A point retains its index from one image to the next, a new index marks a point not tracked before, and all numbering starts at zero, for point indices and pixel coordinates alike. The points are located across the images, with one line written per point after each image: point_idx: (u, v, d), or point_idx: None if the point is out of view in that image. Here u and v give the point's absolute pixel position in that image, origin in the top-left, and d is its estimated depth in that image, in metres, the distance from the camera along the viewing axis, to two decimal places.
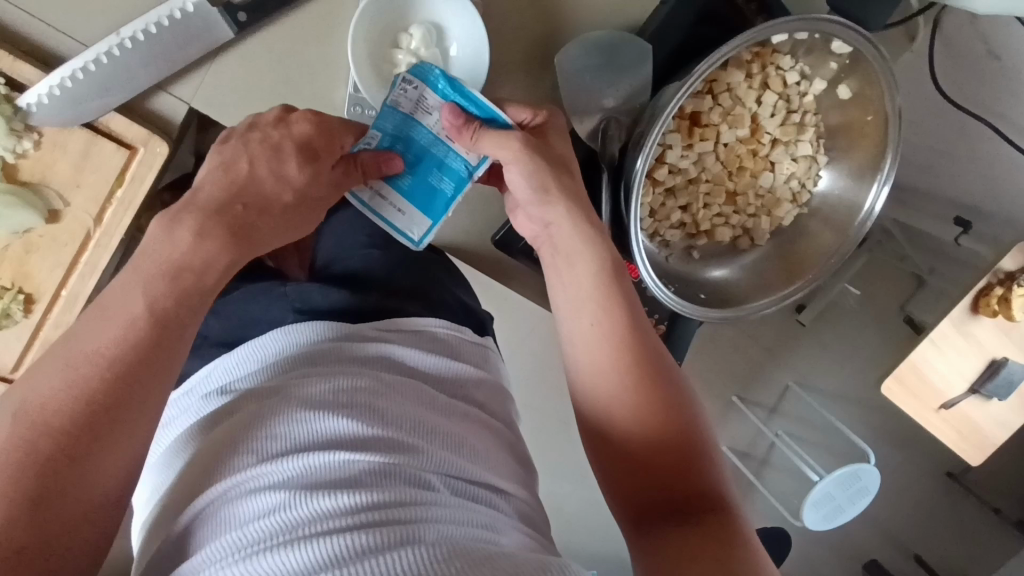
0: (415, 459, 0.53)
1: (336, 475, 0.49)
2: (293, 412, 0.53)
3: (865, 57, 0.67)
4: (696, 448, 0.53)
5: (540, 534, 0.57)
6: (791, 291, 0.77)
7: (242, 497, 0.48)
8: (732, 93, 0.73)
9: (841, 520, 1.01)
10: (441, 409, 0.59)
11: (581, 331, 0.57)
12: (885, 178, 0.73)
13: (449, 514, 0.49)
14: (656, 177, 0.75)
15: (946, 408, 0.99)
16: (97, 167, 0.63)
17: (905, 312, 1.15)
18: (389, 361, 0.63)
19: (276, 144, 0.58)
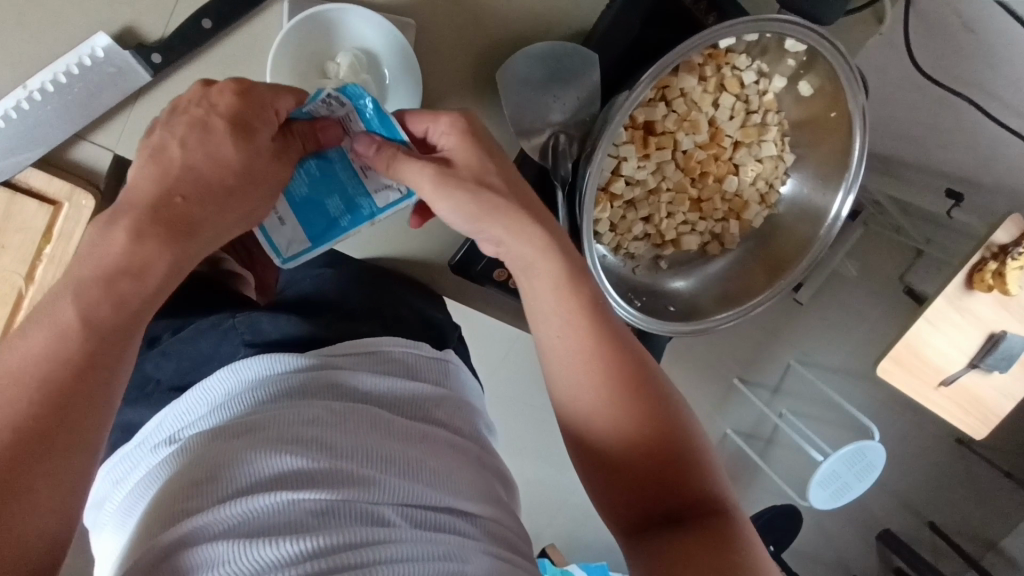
0: (369, 492, 0.48)
1: (282, 519, 0.44)
2: (240, 453, 0.48)
3: (821, 53, 0.64)
4: (688, 451, 0.52)
5: (514, 556, 0.52)
6: (757, 304, 0.75)
7: (178, 553, 0.43)
8: (687, 98, 0.69)
9: (848, 497, 1.00)
10: (399, 430, 0.53)
11: (557, 346, 0.54)
12: (851, 184, 0.71)
13: (407, 551, 0.45)
14: (613, 190, 0.71)
15: (945, 385, 0.95)
16: (20, 226, 0.60)
17: (903, 282, 1.11)
18: (345, 388, 0.57)
19: (210, 124, 0.47)
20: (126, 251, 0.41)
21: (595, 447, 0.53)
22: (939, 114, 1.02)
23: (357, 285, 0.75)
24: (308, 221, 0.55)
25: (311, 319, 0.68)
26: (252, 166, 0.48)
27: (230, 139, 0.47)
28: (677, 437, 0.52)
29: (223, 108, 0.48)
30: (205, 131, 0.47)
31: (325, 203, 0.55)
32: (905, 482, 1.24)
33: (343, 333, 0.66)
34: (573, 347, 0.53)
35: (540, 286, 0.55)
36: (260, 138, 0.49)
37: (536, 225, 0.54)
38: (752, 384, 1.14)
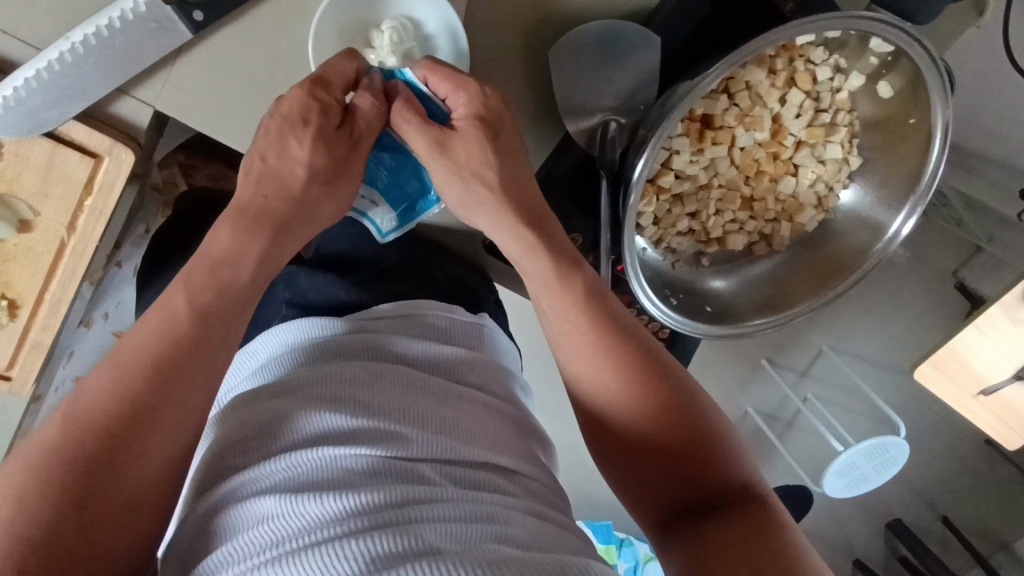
0: (407, 448, 0.45)
1: (328, 477, 0.42)
2: (283, 410, 0.46)
3: (908, 55, 0.57)
4: (713, 437, 0.49)
5: (559, 516, 0.48)
6: (792, 314, 0.72)
7: (231, 507, 0.42)
8: (752, 92, 0.65)
9: (865, 489, 0.97)
10: (436, 390, 0.50)
11: (564, 336, 0.53)
12: (917, 204, 0.66)
13: (451, 510, 0.41)
14: (661, 184, 0.68)
15: (985, 394, 0.85)
16: (62, 177, 0.60)
17: (957, 277, 1.01)
18: (382, 350, 0.54)
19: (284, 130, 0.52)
20: (228, 249, 0.48)
21: (618, 437, 0.51)
22: None
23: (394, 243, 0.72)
24: (393, 197, 0.61)
25: (346, 275, 0.66)
26: (324, 161, 0.53)
27: (299, 135, 0.52)
28: (699, 423, 0.50)
29: (287, 108, 0.52)
30: (281, 136, 0.52)
31: (407, 180, 0.60)
32: (947, 496, 1.12)
33: (378, 298, 0.63)
34: (580, 338, 0.52)
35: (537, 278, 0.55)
36: (328, 131, 0.53)
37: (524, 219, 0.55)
38: (779, 366, 1.08)
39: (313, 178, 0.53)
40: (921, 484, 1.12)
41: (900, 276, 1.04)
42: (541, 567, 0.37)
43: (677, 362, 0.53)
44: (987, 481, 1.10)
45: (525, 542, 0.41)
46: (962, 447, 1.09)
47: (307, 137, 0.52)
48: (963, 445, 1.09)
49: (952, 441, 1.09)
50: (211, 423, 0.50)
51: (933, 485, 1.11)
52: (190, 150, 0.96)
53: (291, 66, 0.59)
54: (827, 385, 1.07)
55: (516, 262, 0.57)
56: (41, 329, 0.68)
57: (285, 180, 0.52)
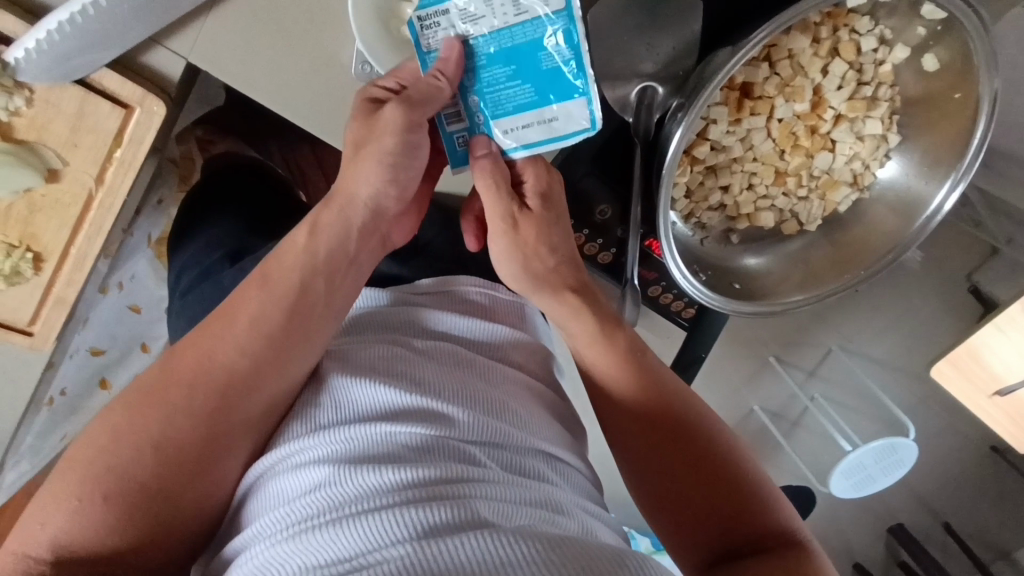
0: (457, 428, 0.45)
1: (383, 449, 0.43)
2: (342, 387, 0.48)
3: (961, 24, 0.55)
4: (751, 481, 0.49)
5: (595, 505, 0.47)
6: (837, 289, 0.69)
7: (290, 472, 0.43)
8: (794, 61, 0.64)
9: (872, 490, 0.95)
10: (483, 368, 0.51)
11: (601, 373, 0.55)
12: (960, 177, 0.64)
13: (502, 492, 0.41)
14: (696, 155, 0.67)
15: (1001, 396, 0.83)
16: (93, 127, 0.59)
17: (970, 281, 0.95)
18: (426, 327, 0.55)
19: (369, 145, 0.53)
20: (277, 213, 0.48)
21: (650, 469, 0.51)
22: None
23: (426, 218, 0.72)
24: (547, 87, 0.53)
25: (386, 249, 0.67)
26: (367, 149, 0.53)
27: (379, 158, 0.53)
28: (737, 466, 0.49)
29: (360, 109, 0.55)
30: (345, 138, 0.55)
31: (538, 58, 0.52)
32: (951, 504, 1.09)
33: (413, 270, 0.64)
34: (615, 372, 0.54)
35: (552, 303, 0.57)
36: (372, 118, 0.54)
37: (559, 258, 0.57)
38: (787, 363, 1.05)
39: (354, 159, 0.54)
40: (925, 492, 1.09)
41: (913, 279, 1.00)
42: (590, 547, 0.37)
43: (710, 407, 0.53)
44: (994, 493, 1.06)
45: (570, 529, 0.41)
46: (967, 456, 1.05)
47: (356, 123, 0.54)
48: (969, 454, 1.04)
49: (959, 449, 1.05)
50: None
51: (938, 495, 1.08)
52: (208, 126, 1.00)
53: (327, 25, 0.59)
54: (836, 385, 1.04)
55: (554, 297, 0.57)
56: (65, 284, 0.68)
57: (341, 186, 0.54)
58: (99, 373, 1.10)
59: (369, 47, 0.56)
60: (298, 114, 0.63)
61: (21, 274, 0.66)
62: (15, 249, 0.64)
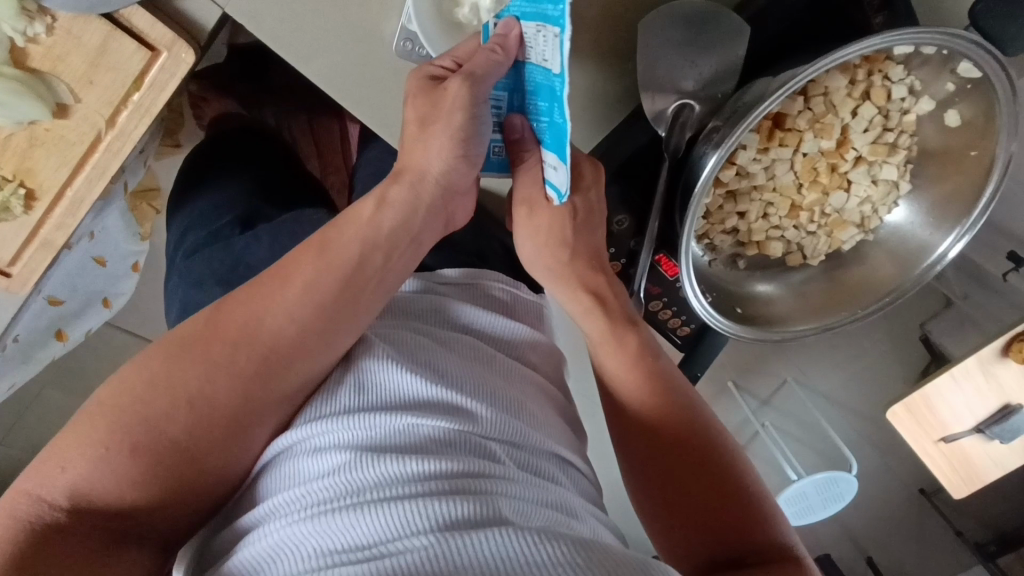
0: (478, 424, 0.44)
1: (404, 440, 0.41)
2: (361, 372, 0.46)
3: (991, 86, 0.58)
4: (750, 490, 0.49)
5: (603, 513, 0.47)
6: (839, 321, 0.73)
7: (306, 455, 0.41)
8: (828, 98, 0.65)
9: (809, 520, 0.98)
10: (502, 366, 0.50)
11: (612, 366, 0.57)
12: (969, 229, 0.68)
13: (522, 490, 0.40)
14: (721, 178, 0.68)
15: (944, 442, 0.89)
16: (113, 66, 0.56)
17: (923, 329, 1.00)
18: (448, 317, 0.54)
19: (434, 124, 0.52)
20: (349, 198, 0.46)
21: (650, 469, 0.52)
22: None
23: None
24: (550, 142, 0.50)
25: None
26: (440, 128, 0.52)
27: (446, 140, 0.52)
28: (737, 472, 0.50)
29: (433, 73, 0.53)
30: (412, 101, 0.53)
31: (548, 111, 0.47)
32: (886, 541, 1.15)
33: None
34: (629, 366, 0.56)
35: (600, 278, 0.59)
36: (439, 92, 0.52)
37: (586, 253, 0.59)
38: (743, 389, 1.09)
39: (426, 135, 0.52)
40: (853, 526, 1.14)
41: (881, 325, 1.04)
42: (612, 552, 0.36)
43: (715, 418, 0.54)
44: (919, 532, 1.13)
45: (587, 533, 0.39)
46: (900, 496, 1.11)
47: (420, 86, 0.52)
48: (900, 493, 1.10)
49: (895, 488, 1.10)
50: None
51: (866, 528, 1.14)
52: (202, 82, 0.99)
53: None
54: (786, 415, 1.09)
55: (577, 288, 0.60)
56: (56, 227, 0.64)
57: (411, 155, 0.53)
58: (59, 324, 1.06)
59: (422, 26, 0.55)
60: (332, 83, 0.61)
61: (9, 211, 0.62)
62: (7, 183, 0.60)
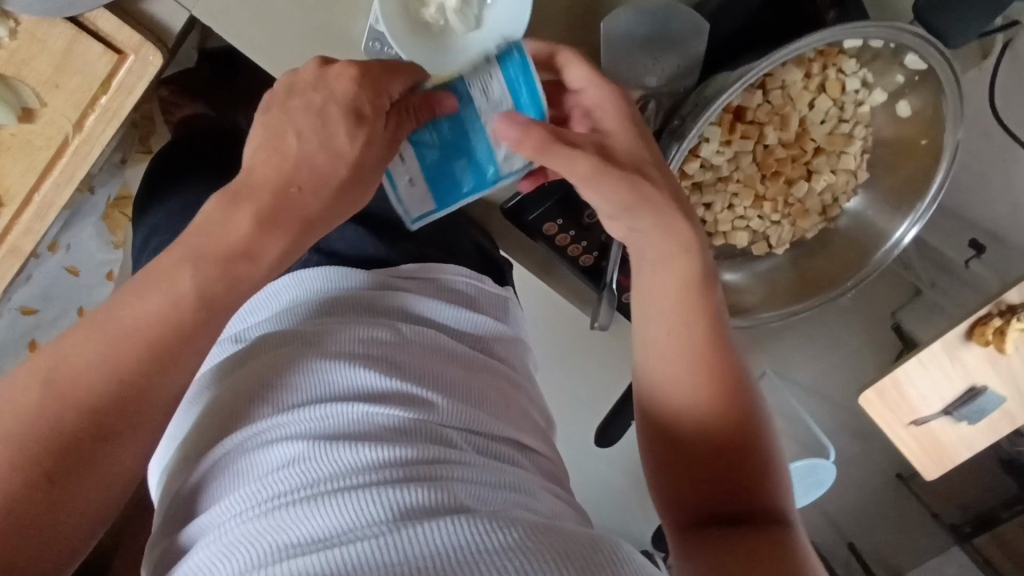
0: (436, 413, 0.45)
1: (361, 430, 0.42)
2: (311, 364, 0.46)
3: (936, 76, 0.61)
4: (762, 461, 0.50)
5: (564, 492, 0.49)
6: (803, 309, 0.77)
7: (259, 449, 0.41)
8: (785, 91, 0.67)
9: None
10: (460, 356, 0.52)
11: (650, 336, 0.53)
12: (920, 215, 0.71)
13: (479, 474, 0.41)
14: (686, 170, 0.70)
15: (916, 425, 0.93)
16: (79, 69, 0.56)
17: (895, 318, 1.04)
18: (409, 312, 0.55)
19: (329, 113, 0.48)
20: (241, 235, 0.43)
21: (669, 426, 0.53)
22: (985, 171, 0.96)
23: None
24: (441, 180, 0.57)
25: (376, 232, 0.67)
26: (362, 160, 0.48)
27: (349, 128, 0.48)
28: (754, 444, 0.50)
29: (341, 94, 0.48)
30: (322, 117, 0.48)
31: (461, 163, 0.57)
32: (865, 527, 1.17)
33: (402, 254, 0.64)
34: (668, 341, 0.52)
35: (644, 252, 0.53)
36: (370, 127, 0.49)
37: None
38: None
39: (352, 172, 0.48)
40: (836, 514, 1.17)
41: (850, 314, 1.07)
42: (565, 529, 0.38)
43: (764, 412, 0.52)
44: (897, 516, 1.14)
45: (543, 511, 0.42)
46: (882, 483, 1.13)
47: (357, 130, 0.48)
48: (877, 478, 1.13)
49: (871, 474, 1.12)
50: (227, 364, 0.49)
51: (849, 517, 1.16)
52: (172, 87, 0.96)
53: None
54: (764, 405, 1.10)
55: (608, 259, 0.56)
56: (24, 233, 0.63)
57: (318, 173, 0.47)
58: (30, 334, 1.05)
59: (385, 18, 0.55)
60: None
61: None
62: None
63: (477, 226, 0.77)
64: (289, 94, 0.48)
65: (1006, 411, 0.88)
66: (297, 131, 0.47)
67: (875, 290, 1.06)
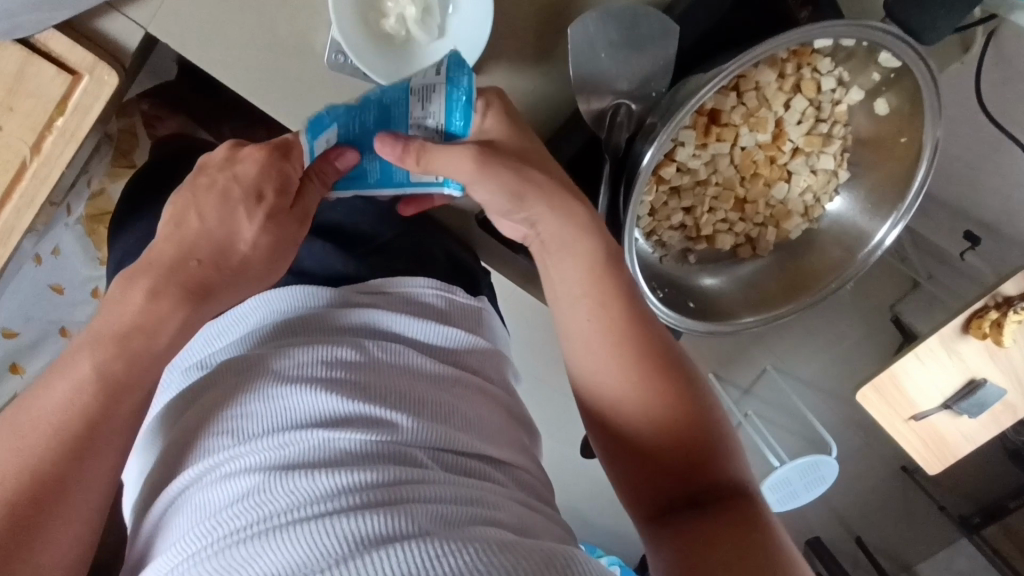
0: (400, 433, 0.44)
1: (319, 457, 0.41)
2: (271, 389, 0.45)
3: (912, 74, 0.59)
4: (708, 432, 0.49)
5: (542, 505, 0.47)
6: (782, 313, 0.74)
7: (214, 483, 0.40)
8: (759, 92, 0.67)
9: (794, 506, 0.98)
10: (432, 373, 0.50)
11: (572, 327, 0.53)
12: (903, 216, 0.69)
13: (442, 493, 0.40)
14: (662, 175, 0.68)
15: (915, 420, 0.90)
16: (33, 91, 0.56)
17: (894, 311, 1.02)
18: (378, 328, 0.53)
19: (230, 194, 0.51)
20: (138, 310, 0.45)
21: (616, 422, 0.51)
22: (972, 166, 0.95)
23: (390, 215, 0.71)
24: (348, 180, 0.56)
25: (346, 246, 0.66)
26: (274, 241, 0.53)
27: (249, 209, 0.51)
28: (703, 418, 0.49)
29: (239, 175, 0.52)
30: (227, 201, 0.51)
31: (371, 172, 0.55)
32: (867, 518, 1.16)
33: (372, 267, 0.63)
34: (593, 329, 0.51)
35: (545, 241, 0.54)
36: (272, 211, 0.52)
37: (553, 251, 0.54)
38: (726, 381, 1.07)
39: (251, 256, 0.52)
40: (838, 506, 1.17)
41: (843, 309, 1.05)
42: (528, 547, 0.36)
43: (706, 384, 0.52)
44: (901, 509, 1.13)
45: (511, 525, 0.40)
46: (883, 476, 1.12)
47: (256, 212, 0.51)
48: (879, 471, 1.11)
49: (876, 467, 1.12)
50: (189, 394, 0.48)
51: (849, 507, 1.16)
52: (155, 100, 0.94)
53: (300, 10, 0.58)
54: (768, 404, 1.09)
55: (543, 253, 0.55)
56: None
57: (222, 248, 0.50)
58: (11, 357, 1.05)
59: (348, 40, 0.55)
60: (262, 97, 0.60)
61: None
62: None
63: (453, 234, 0.75)
64: (198, 172, 0.53)
65: (1009, 404, 0.87)
66: (199, 211, 0.51)
67: (871, 286, 1.05)
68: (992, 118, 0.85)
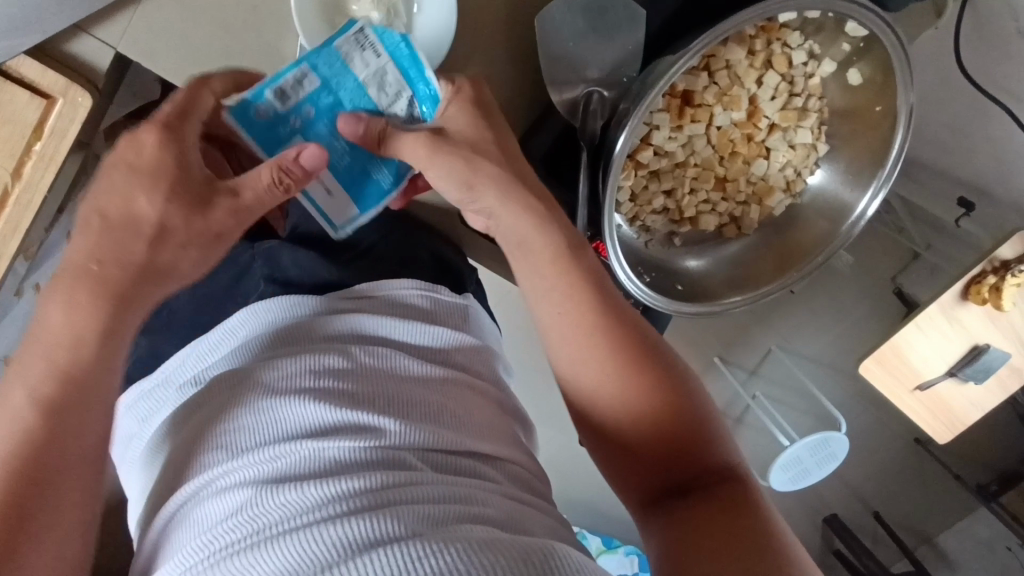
0: (389, 437, 0.44)
1: (309, 468, 0.41)
2: (261, 402, 0.45)
3: (880, 42, 0.60)
4: (690, 419, 0.49)
5: (536, 499, 0.47)
6: (769, 290, 0.74)
7: (209, 498, 0.41)
8: (731, 70, 0.67)
9: (806, 483, 0.97)
10: (419, 375, 0.51)
11: (544, 320, 0.53)
12: (883, 182, 0.69)
13: (431, 494, 0.40)
14: (640, 159, 0.68)
15: (921, 390, 0.90)
16: (9, 117, 0.57)
17: (895, 284, 1.02)
18: (365, 333, 0.54)
19: None
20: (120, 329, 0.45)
21: (597, 416, 0.51)
22: (956, 131, 0.95)
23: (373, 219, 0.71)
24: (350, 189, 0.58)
25: (331, 253, 0.66)
26: None
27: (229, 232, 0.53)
28: (682, 405, 0.49)
29: None
30: None
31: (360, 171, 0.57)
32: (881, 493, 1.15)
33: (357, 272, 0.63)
34: (564, 322, 0.51)
35: (507, 234, 0.54)
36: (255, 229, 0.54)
37: (512, 240, 0.54)
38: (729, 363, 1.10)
39: None
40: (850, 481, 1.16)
41: (838, 283, 1.05)
42: (514, 543, 0.37)
43: (683, 367, 0.52)
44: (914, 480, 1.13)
45: (500, 521, 0.41)
46: (892, 448, 1.11)
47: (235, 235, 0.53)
48: (887, 443, 1.11)
49: (884, 439, 1.11)
50: (183, 412, 0.49)
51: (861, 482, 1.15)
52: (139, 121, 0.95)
53: (267, 21, 0.58)
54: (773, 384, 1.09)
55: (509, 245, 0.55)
56: None
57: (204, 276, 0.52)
58: None
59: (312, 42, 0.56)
60: None
61: None
62: None
63: (438, 234, 0.76)
64: None
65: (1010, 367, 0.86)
66: None
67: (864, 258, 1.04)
68: (973, 82, 0.84)
